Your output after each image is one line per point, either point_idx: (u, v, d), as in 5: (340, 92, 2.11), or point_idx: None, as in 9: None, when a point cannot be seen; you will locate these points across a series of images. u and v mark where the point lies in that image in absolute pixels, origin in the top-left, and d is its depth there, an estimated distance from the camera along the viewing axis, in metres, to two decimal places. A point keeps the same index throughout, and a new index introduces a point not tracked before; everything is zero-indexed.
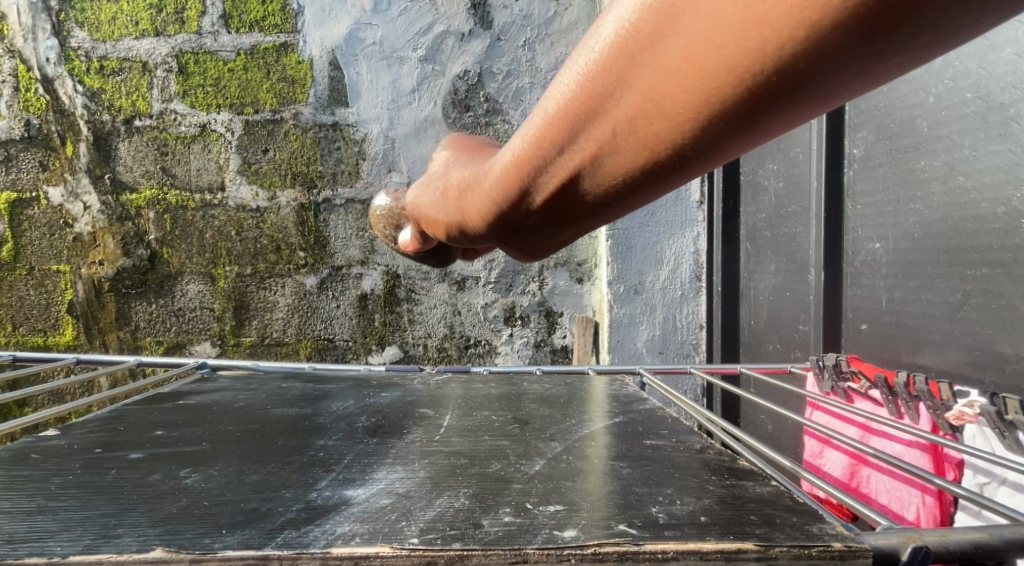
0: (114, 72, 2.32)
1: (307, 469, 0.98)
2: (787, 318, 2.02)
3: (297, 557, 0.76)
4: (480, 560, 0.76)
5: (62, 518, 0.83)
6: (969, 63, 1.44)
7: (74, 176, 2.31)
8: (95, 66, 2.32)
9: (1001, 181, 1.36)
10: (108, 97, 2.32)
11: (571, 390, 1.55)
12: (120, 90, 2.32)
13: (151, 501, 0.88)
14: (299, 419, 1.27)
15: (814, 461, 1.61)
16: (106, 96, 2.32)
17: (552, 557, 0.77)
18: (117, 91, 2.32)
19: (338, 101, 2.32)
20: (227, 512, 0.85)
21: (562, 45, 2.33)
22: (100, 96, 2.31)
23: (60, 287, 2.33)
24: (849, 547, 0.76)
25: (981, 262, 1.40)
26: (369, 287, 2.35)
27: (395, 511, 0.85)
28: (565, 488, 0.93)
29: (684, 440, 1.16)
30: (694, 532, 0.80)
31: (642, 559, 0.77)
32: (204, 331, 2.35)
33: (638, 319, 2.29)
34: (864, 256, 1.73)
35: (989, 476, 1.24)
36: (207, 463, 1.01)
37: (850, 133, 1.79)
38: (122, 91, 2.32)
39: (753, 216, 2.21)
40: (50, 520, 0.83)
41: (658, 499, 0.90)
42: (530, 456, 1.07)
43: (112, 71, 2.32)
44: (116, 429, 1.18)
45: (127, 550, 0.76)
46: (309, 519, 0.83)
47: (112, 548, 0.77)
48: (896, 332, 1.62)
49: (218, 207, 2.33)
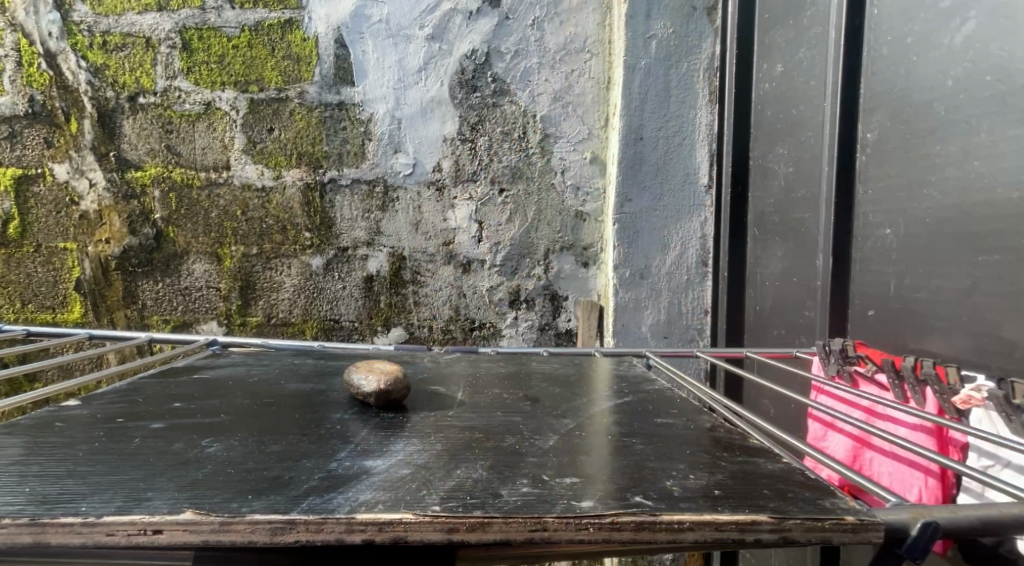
0: (118, 47, 2.31)
1: (327, 441, 1.01)
2: (793, 303, 2.03)
3: (323, 521, 0.81)
4: (501, 527, 0.82)
5: (94, 482, 0.87)
6: (990, 45, 1.44)
7: (79, 153, 2.32)
8: (98, 41, 2.31)
9: (1018, 166, 1.38)
10: (112, 73, 2.31)
11: (580, 369, 1.58)
12: (124, 66, 2.31)
13: (177, 468, 0.91)
14: (314, 394, 1.29)
15: (816, 444, 1.62)
16: (110, 72, 2.31)
17: (570, 526, 0.82)
18: (121, 67, 2.32)
19: (344, 79, 2.32)
20: (251, 479, 0.89)
21: (572, 24, 2.34)
22: (103, 72, 2.31)
23: (67, 264, 2.35)
24: (862, 521, 0.82)
25: (993, 248, 1.42)
26: (375, 269, 2.36)
27: (415, 481, 0.90)
28: (580, 461, 0.97)
29: (694, 419, 1.18)
30: (707, 505, 0.86)
31: (658, 529, 0.82)
32: (211, 311, 2.37)
33: (643, 304, 2.31)
34: (873, 241, 1.74)
35: (993, 459, 1.27)
36: (226, 434, 1.03)
37: (863, 117, 1.79)
38: (127, 66, 2.32)
39: (762, 200, 2.19)
40: (81, 483, 0.87)
41: (671, 473, 0.94)
42: (543, 431, 1.10)
43: (116, 47, 2.31)
44: (135, 400, 1.21)
45: (160, 511, 0.81)
46: (332, 486, 0.88)
47: (144, 509, 0.82)
48: (904, 317, 1.63)
49: (223, 185, 2.33)
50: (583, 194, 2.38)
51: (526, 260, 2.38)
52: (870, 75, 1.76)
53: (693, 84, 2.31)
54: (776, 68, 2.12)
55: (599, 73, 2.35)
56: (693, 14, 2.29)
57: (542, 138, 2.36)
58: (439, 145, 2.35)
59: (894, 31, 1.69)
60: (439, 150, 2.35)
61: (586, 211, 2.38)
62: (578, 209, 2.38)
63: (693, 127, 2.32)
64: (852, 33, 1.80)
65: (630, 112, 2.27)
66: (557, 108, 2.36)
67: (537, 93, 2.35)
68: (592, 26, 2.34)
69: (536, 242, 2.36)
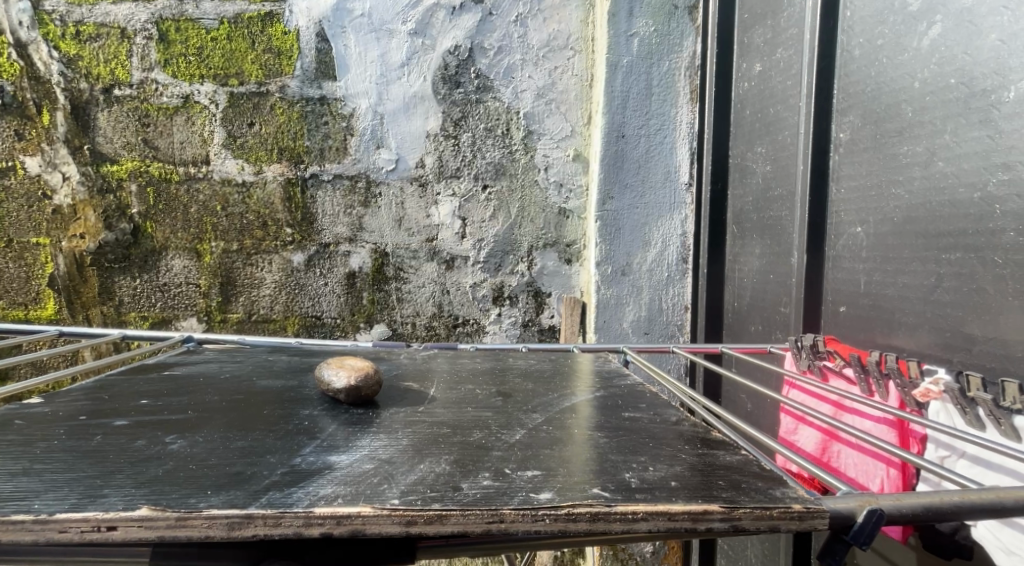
0: (91, 38, 2.30)
1: (292, 437, 1.08)
2: (768, 300, 2.06)
3: (281, 515, 0.88)
4: (459, 519, 0.88)
5: (48, 479, 0.93)
6: (954, 49, 1.47)
7: (52, 146, 2.30)
8: (71, 31, 2.29)
9: (979, 166, 1.41)
10: (86, 64, 2.29)
11: (556, 365, 1.59)
12: (98, 57, 2.30)
13: (136, 465, 0.98)
14: (285, 390, 1.29)
15: (787, 437, 1.64)
16: (84, 63, 2.29)
17: (527, 517, 0.89)
18: (95, 58, 2.30)
19: (326, 74, 2.32)
20: (211, 475, 0.96)
21: (555, 21, 2.36)
22: (76, 63, 2.29)
23: (40, 260, 2.32)
24: (808, 509, 0.90)
25: (955, 246, 1.45)
26: (357, 265, 2.36)
27: (377, 475, 0.97)
28: (544, 455, 1.03)
29: (662, 413, 1.21)
30: (664, 495, 0.92)
31: (613, 519, 0.89)
32: (190, 307, 2.36)
33: (624, 301, 2.32)
34: (845, 239, 1.76)
35: (950, 450, 1.30)
36: (193, 429, 1.09)
37: (836, 117, 1.81)
38: (101, 58, 2.30)
39: (741, 199, 2.22)
40: (35, 480, 0.93)
41: (632, 465, 1.00)
42: (511, 426, 1.14)
43: (89, 37, 2.30)
44: (100, 397, 1.21)
45: (114, 508, 0.88)
46: (292, 482, 0.95)
47: (98, 507, 0.88)
48: (873, 314, 1.66)
49: (202, 180, 2.32)
50: (566, 191, 2.39)
51: (509, 257, 2.39)
52: (843, 75, 1.79)
53: (674, 82, 2.32)
54: (754, 67, 2.16)
55: (582, 70, 2.38)
56: (675, 12, 2.30)
57: (526, 134, 2.37)
58: (421, 141, 2.35)
59: (865, 33, 1.72)
60: (422, 145, 2.35)
61: (569, 208, 2.40)
62: (560, 206, 2.40)
63: (674, 125, 2.33)
64: (826, 33, 1.82)
65: (612, 110, 2.28)
66: (540, 105, 2.37)
67: (520, 90, 2.36)
68: (575, 22, 2.37)
69: (519, 239, 2.37)
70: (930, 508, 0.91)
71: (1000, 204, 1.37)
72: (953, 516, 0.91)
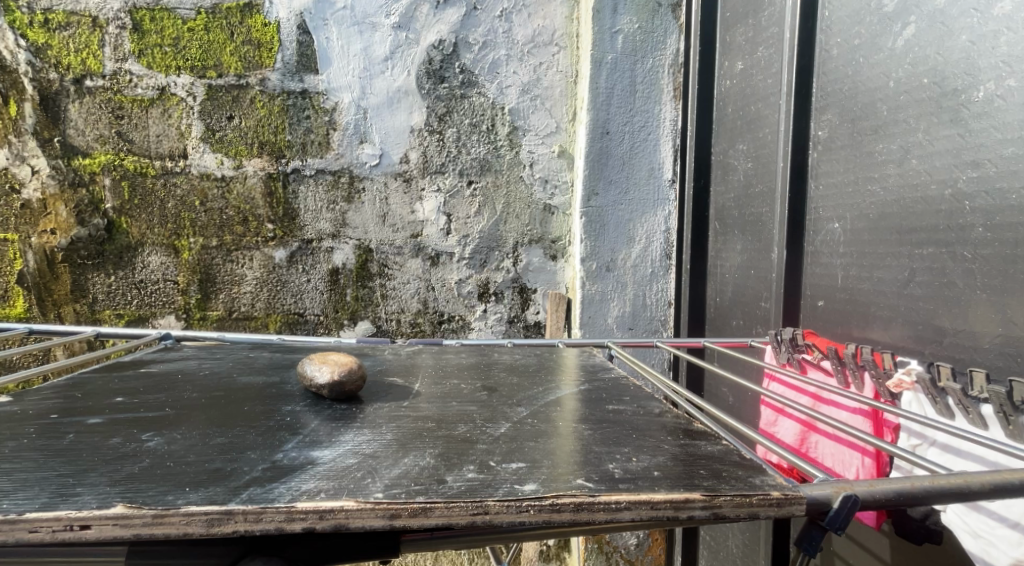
0: (61, 26, 2.28)
1: (275, 433, 1.09)
2: (750, 294, 2.09)
3: (262, 510, 0.89)
4: (444, 512, 0.90)
5: (18, 479, 0.94)
6: (927, 49, 1.51)
7: (20, 138, 2.27)
8: (39, 19, 2.27)
9: (950, 164, 1.45)
10: (55, 54, 2.27)
11: (541, 360, 1.61)
12: (68, 46, 2.28)
13: (111, 462, 0.99)
14: (268, 386, 1.30)
15: (768, 429, 1.68)
16: (53, 52, 2.27)
17: (511, 508, 0.91)
18: (65, 47, 2.28)
19: (307, 67, 2.32)
20: (192, 472, 0.97)
21: (539, 17, 2.38)
22: (45, 52, 2.27)
23: (9, 256, 2.29)
24: (786, 495, 0.93)
25: (927, 241, 1.49)
26: (340, 261, 2.36)
27: (360, 470, 0.98)
28: (528, 447, 1.06)
29: (645, 405, 1.24)
30: (646, 485, 0.95)
31: (595, 508, 0.91)
32: (168, 305, 2.34)
33: (609, 296, 2.33)
34: (823, 234, 1.80)
35: (922, 438, 1.34)
36: (171, 427, 1.10)
37: (815, 115, 1.84)
38: (71, 47, 2.28)
39: (724, 196, 2.26)
40: (5, 479, 0.94)
41: (615, 457, 1.03)
42: (496, 419, 1.16)
43: (59, 26, 2.28)
44: (73, 395, 1.22)
45: (88, 506, 0.89)
46: (273, 477, 0.96)
47: (71, 505, 0.89)
48: (850, 307, 1.69)
49: (180, 174, 2.31)
50: (551, 187, 2.42)
51: (495, 253, 2.41)
52: (821, 73, 1.82)
53: (659, 79, 2.34)
54: (736, 66, 2.19)
55: (567, 66, 2.40)
56: (659, 10, 2.32)
57: (511, 130, 2.39)
58: (406, 136, 2.36)
59: (843, 32, 1.75)
60: (405, 140, 2.36)
61: (555, 204, 2.42)
62: (546, 202, 2.42)
63: (658, 122, 2.35)
64: (805, 33, 1.85)
65: (598, 106, 2.28)
66: (525, 100, 2.39)
67: (505, 85, 2.37)
68: (561, 18, 2.39)
69: (505, 234, 2.39)
70: (902, 492, 0.94)
71: (970, 200, 1.41)
72: (924, 500, 0.94)
